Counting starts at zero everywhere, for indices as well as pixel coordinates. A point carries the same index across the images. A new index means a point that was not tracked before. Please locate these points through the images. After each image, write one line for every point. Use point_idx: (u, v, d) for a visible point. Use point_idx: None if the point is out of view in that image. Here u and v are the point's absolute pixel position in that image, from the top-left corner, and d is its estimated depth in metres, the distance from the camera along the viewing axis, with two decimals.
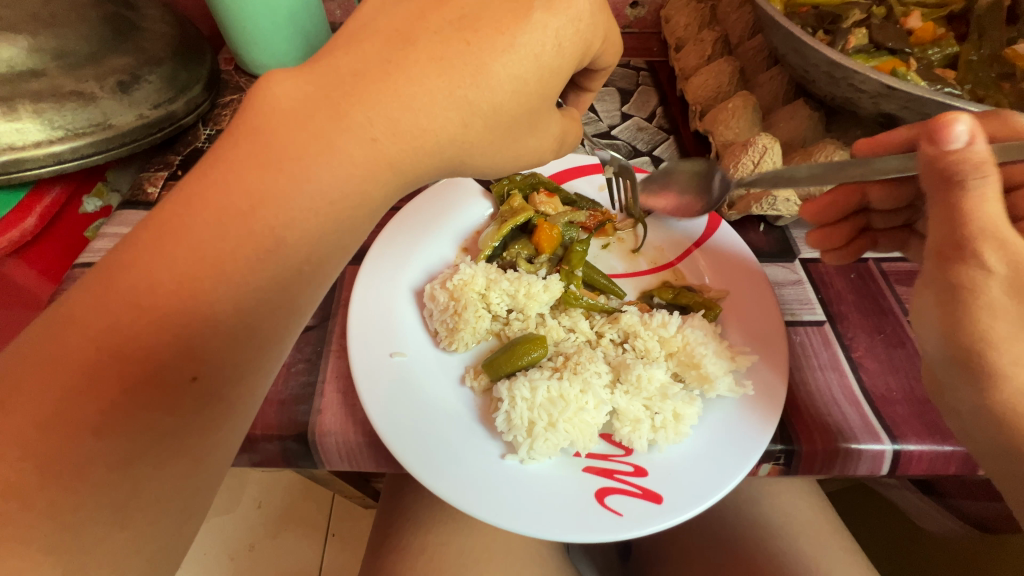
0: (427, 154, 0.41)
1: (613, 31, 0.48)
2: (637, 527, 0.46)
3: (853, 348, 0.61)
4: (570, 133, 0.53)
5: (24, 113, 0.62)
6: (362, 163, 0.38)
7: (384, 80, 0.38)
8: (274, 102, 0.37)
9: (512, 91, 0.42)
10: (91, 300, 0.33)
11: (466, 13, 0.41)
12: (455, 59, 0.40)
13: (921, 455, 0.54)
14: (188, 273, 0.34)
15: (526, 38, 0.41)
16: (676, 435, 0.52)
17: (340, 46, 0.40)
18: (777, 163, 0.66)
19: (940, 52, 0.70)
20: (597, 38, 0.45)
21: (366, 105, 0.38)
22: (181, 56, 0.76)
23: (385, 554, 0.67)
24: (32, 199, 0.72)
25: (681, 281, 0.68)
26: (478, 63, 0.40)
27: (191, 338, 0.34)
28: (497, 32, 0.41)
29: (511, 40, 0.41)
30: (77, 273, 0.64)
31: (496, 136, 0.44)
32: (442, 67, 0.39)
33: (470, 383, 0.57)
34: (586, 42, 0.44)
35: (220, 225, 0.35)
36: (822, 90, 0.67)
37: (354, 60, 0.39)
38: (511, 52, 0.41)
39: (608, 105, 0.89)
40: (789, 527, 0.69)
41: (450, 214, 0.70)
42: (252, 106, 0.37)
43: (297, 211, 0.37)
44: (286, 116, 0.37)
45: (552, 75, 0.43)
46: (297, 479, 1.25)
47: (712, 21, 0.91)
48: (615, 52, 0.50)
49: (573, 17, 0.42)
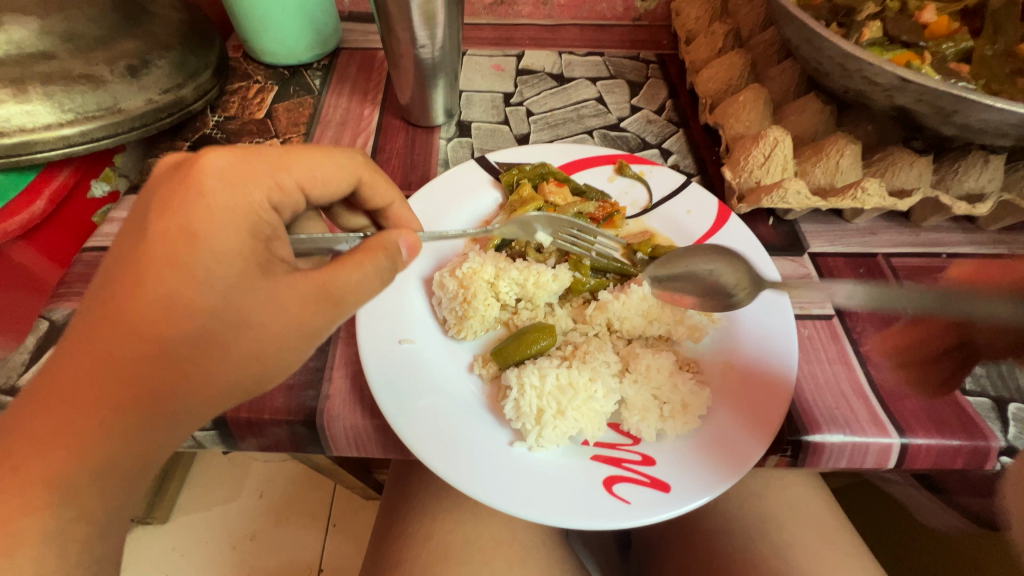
0: (251, 235, 0.39)
1: (321, 169, 0.47)
2: (645, 514, 0.46)
3: (861, 342, 0.61)
4: (336, 281, 0.42)
5: (34, 95, 0.63)
6: (215, 255, 0.37)
7: (184, 194, 0.38)
8: (164, 203, 0.38)
9: (255, 216, 0.40)
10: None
11: (145, 207, 0.39)
12: (175, 194, 0.38)
13: (927, 449, 0.54)
14: (99, 331, 0.35)
15: (215, 188, 0.39)
16: (684, 424, 0.53)
17: (160, 185, 0.40)
18: (787, 157, 0.67)
19: (954, 47, 0.69)
20: (260, 193, 0.41)
21: (178, 212, 0.37)
22: (189, 41, 0.76)
23: (392, 540, 0.68)
24: (42, 181, 0.71)
25: (661, 238, 0.70)
26: (171, 257, 0.36)
27: (83, 438, 0.36)
28: (154, 241, 0.37)
29: (200, 191, 0.38)
30: (90, 257, 0.66)
31: (297, 310, 0.40)
32: (131, 252, 0.37)
33: (478, 370, 0.57)
34: (250, 213, 0.40)
35: (109, 296, 0.36)
36: (835, 83, 0.66)
37: (158, 187, 0.40)
38: (199, 250, 0.37)
39: (617, 97, 0.89)
40: (795, 521, 0.68)
41: (460, 196, 0.70)
42: (122, 240, 0.39)
43: (159, 292, 0.36)
44: (140, 235, 0.37)
45: (265, 242, 0.40)
46: (299, 471, 1.26)
47: (723, 14, 0.90)
48: (350, 176, 0.50)
49: (240, 186, 0.40)
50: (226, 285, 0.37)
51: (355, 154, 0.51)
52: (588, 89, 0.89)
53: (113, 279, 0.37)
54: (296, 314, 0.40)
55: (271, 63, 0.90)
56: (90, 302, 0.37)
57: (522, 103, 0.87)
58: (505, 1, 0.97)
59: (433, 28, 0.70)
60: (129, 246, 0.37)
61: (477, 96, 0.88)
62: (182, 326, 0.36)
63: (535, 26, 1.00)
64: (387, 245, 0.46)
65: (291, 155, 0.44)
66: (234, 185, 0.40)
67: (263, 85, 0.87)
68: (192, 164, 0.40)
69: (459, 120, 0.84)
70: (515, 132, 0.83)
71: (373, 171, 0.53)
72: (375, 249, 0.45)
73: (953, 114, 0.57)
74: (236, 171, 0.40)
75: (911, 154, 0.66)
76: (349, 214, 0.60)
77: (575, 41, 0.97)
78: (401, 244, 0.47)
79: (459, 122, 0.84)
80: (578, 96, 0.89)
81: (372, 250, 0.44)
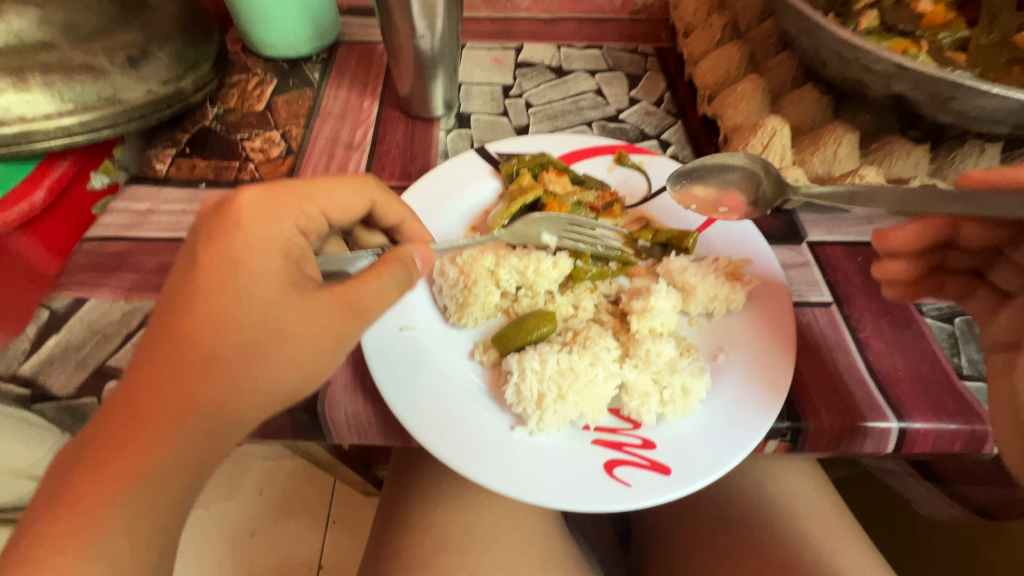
0: (284, 252, 0.43)
1: (343, 196, 0.50)
2: (646, 495, 0.47)
3: (860, 328, 0.61)
4: (356, 291, 0.44)
5: (34, 84, 0.63)
6: (259, 271, 0.41)
7: (228, 230, 0.42)
8: (210, 237, 0.42)
9: (290, 237, 0.44)
10: (62, 463, 0.39)
11: (190, 248, 0.43)
12: (219, 228, 0.42)
13: (926, 433, 0.54)
14: (163, 354, 0.39)
15: (252, 219, 0.43)
16: (684, 409, 0.53)
17: (205, 224, 0.43)
18: (785, 146, 0.67)
19: (951, 36, 0.70)
20: (289, 222, 0.44)
21: (222, 244, 0.41)
22: (188, 33, 0.76)
23: (392, 530, 0.68)
24: (42, 171, 0.72)
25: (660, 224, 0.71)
26: (217, 282, 0.40)
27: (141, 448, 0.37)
28: (204, 271, 0.40)
29: (236, 225, 0.42)
30: (88, 247, 0.66)
31: (324, 319, 0.42)
32: (186, 281, 0.41)
33: (479, 357, 0.57)
34: (282, 240, 0.43)
35: (172, 323, 0.39)
36: (833, 72, 0.66)
37: (202, 227, 0.43)
38: (240, 274, 0.41)
39: (616, 90, 0.89)
40: (794, 509, 0.69)
41: (457, 187, 0.70)
42: (176, 272, 0.42)
43: (215, 309, 0.40)
44: (192, 265, 0.41)
45: (297, 263, 0.44)
46: (300, 467, 1.26)
47: (721, 6, 0.91)
48: (365, 199, 0.52)
49: (273, 222, 0.43)
50: (268, 299, 0.41)
51: (369, 178, 0.53)
52: (587, 81, 0.90)
53: (173, 306, 0.40)
54: (327, 324, 0.42)
55: (271, 56, 0.90)
56: (156, 329, 0.40)
57: (521, 95, 0.87)
58: None
59: (432, 18, 0.71)
60: (182, 275, 0.41)
61: (476, 88, 0.88)
62: (230, 341, 0.39)
63: (534, 19, 1.00)
64: (402, 256, 0.47)
65: (315, 185, 0.48)
66: (267, 216, 0.43)
67: (263, 78, 0.87)
68: (229, 204, 0.43)
69: (458, 113, 0.84)
70: (515, 123, 0.84)
71: (384, 190, 0.54)
72: (391, 260, 0.46)
73: (950, 101, 0.57)
74: (270, 206, 0.44)
75: (908, 143, 0.67)
76: (366, 232, 0.59)
77: (574, 34, 0.98)
78: (416, 256, 0.49)
79: (458, 113, 0.84)
80: (578, 88, 0.89)
81: (387, 261, 0.46)
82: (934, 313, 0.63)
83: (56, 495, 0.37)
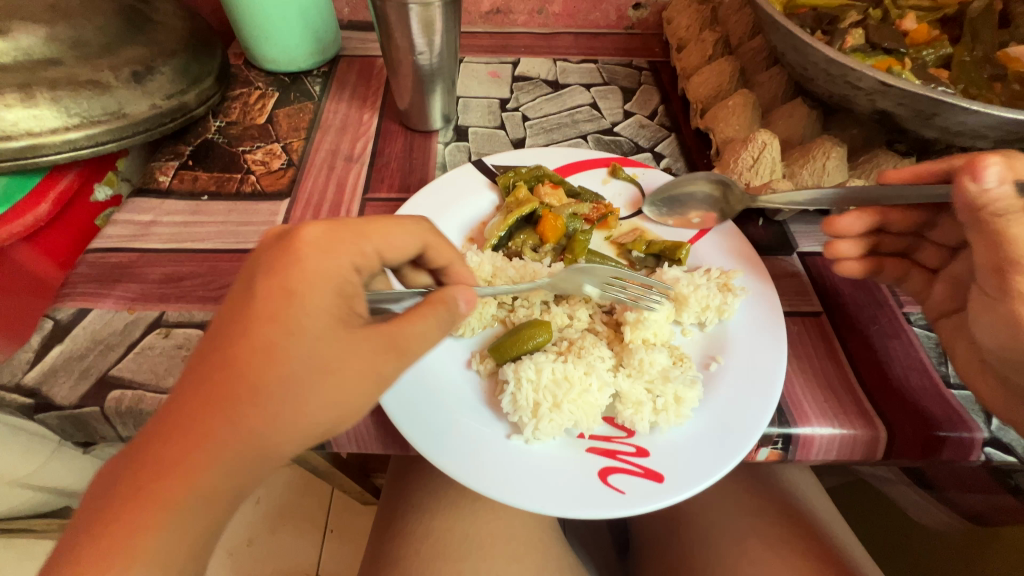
0: (337, 286, 0.43)
1: (397, 238, 0.49)
2: (639, 503, 0.48)
3: (849, 338, 0.63)
4: (403, 332, 0.44)
5: (41, 99, 0.64)
6: (314, 306, 0.41)
7: (288, 262, 0.41)
8: (269, 269, 0.41)
9: (345, 274, 0.43)
10: (100, 498, 0.37)
11: (246, 278, 0.42)
12: (279, 259, 0.42)
13: (913, 441, 0.55)
14: (211, 385, 0.38)
15: (311, 252, 0.42)
16: (677, 418, 0.54)
17: (265, 256, 0.43)
18: (775, 160, 0.69)
19: (934, 53, 0.72)
20: (347, 258, 0.44)
21: (280, 277, 0.41)
22: (193, 49, 0.78)
23: (391, 538, 0.68)
24: (47, 184, 0.73)
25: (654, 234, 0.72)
26: (272, 314, 0.40)
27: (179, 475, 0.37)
28: (260, 302, 0.40)
29: (296, 258, 0.42)
30: (91, 258, 0.67)
31: (370, 356, 0.42)
32: (239, 312, 0.40)
33: (476, 366, 0.58)
34: (337, 276, 0.43)
35: (222, 354, 0.39)
36: (820, 88, 0.68)
37: (260, 259, 0.43)
38: (295, 306, 0.40)
39: (610, 103, 0.91)
40: (787, 516, 0.70)
41: (455, 199, 0.72)
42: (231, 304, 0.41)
43: (269, 341, 0.39)
44: (247, 295, 0.41)
45: (348, 301, 0.43)
46: (297, 476, 1.26)
47: (713, 22, 0.93)
48: (418, 239, 0.51)
49: (332, 257, 0.43)
50: (318, 332, 0.40)
51: (422, 220, 0.53)
52: (582, 95, 0.92)
53: (225, 336, 0.39)
54: (374, 361, 0.42)
55: (272, 70, 0.92)
56: (203, 360, 0.39)
57: (518, 109, 0.89)
58: (501, 11, 1.00)
59: (430, 35, 0.73)
60: (236, 306, 0.41)
61: (474, 101, 0.90)
62: (279, 373, 0.38)
63: (530, 34, 1.02)
64: (447, 300, 0.47)
65: (372, 224, 0.48)
66: (326, 252, 0.43)
67: (264, 91, 0.89)
68: (291, 238, 0.43)
69: (456, 126, 0.86)
70: (512, 136, 0.85)
71: (434, 231, 0.54)
72: (437, 304, 0.47)
73: (933, 117, 0.59)
74: (329, 241, 0.44)
75: (894, 157, 0.69)
76: (413, 272, 0.59)
77: (569, 49, 1.00)
78: (461, 299, 0.49)
79: (456, 126, 0.86)
80: (573, 102, 0.91)
81: (433, 303, 0.46)
82: (922, 323, 0.64)
83: (96, 529, 0.36)
